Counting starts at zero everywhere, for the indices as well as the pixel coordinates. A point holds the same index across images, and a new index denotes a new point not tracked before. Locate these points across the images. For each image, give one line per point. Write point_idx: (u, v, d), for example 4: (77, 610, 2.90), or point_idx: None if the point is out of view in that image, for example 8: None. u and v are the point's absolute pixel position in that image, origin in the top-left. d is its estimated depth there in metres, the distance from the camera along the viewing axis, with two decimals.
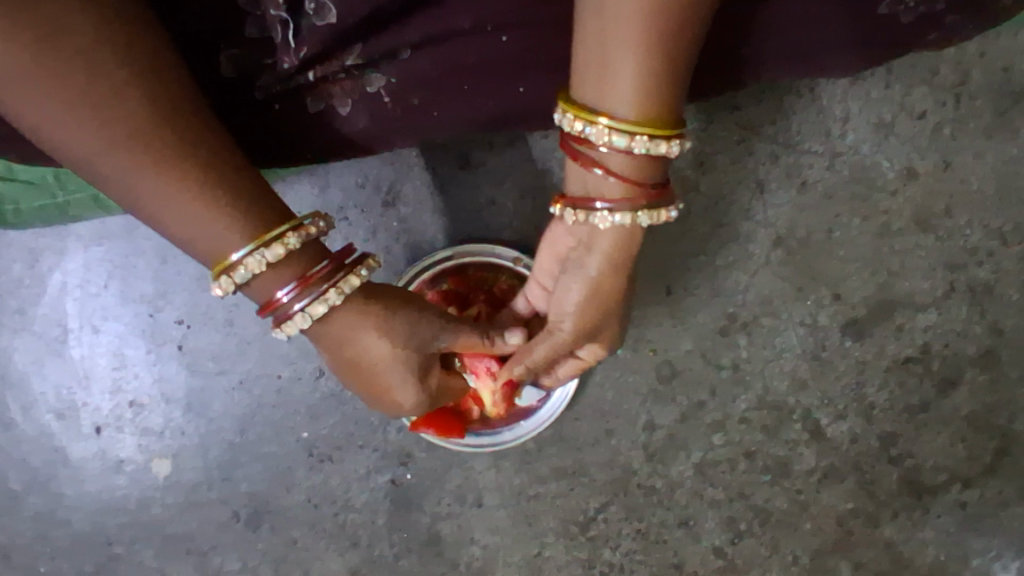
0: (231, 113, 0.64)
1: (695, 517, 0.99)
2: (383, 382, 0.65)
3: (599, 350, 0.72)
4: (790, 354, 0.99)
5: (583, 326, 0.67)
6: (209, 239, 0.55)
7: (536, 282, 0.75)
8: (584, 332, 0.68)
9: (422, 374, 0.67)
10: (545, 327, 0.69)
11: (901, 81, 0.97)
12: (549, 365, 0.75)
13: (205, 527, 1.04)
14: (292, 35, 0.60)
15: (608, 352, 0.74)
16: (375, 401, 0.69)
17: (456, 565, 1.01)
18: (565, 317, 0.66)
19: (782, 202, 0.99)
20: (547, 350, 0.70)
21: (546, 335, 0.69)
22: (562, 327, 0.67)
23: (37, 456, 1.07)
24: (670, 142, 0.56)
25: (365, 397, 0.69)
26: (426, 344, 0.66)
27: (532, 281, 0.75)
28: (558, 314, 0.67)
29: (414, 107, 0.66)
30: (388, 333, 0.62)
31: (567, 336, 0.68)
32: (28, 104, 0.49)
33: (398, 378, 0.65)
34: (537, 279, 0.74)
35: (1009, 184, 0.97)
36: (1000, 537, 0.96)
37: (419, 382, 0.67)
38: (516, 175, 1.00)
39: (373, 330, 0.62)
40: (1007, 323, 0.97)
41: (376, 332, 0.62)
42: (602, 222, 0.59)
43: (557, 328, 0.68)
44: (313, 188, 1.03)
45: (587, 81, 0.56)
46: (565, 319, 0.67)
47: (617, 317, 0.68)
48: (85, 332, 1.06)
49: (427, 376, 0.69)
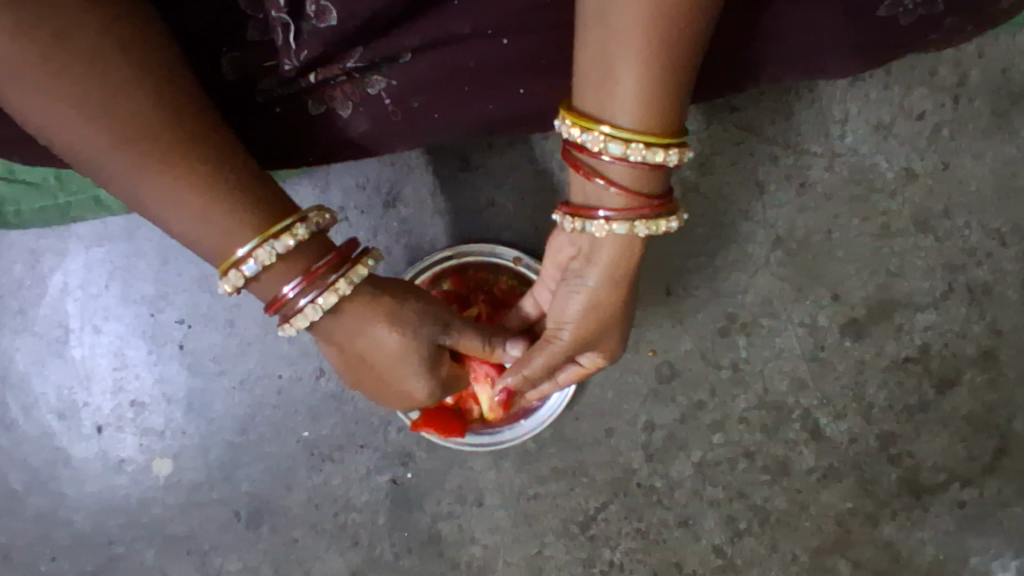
0: (233, 114, 0.65)
1: (694, 516, 0.99)
2: (394, 374, 0.66)
3: (599, 359, 0.72)
4: (789, 354, 1.00)
5: (583, 336, 0.67)
6: (214, 236, 0.56)
7: (542, 284, 0.74)
8: (583, 342, 0.69)
9: (434, 363, 0.68)
10: (544, 337, 0.69)
11: (900, 82, 0.98)
12: (550, 373, 0.75)
13: (205, 527, 1.04)
14: (294, 37, 0.59)
15: (608, 360, 0.74)
16: (382, 395, 0.70)
17: (456, 565, 1.01)
18: (564, 326, 0.67)
19: (781, 203, 1.00)
20: (547, 359, 0.71)
21: (544, 346, 0.70)
22: (560, 338, 0.68)
23: (38, 456, 1.07)
24: (667, 151, 0.56)
25: (374, 392, 0.70)
26: (436, 336, 0.67)
27: (539, 284, 0.75)
28: (557, 325, 0.67)
29: (416, 110, 0.67)
30: (399, 322, 0.63)
31: (566, 346, 0.68)
32: (33, 105, 0.49)
33: (406, 369, 0.66)
34: (543, 282, 0.74)
35: (1008, 185, 0.97)
36: (998, 536, 0.97)
37: (431, 372, 0.67)
38: (516, 176, 1.01)
39: (383, 320, 0.62)
40: (1006, 323, 0.98)
41: (386, 323, 0.62)
42: (600, 231, 0.59)
43: (554, 339, 0.68)
44: (314, 189, 1.03)
45: (587, 88, 0.56)
46: (563, 329, 0.67)
47: (617, 329, 0.68)
48: (87, 333, 1.06)
49: (439, 363, 0.69)
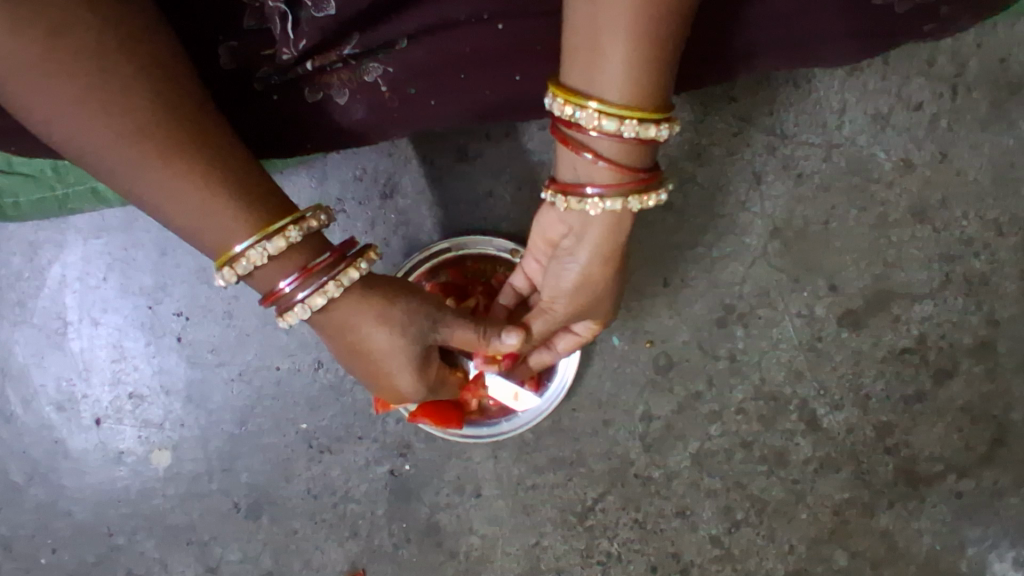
0: (230, 102, 0.64)
1: (692, 506, 1.00)
2: (382, 368, 0.66)
3: (594, 325, 0.75)
4: (788, 345, 1.00)
5: (577, 305, 0.69)
6: (213, 230, 0.56)
7: (532, 255, 0.73)
8: (578, 312, 0.71)
9: (424, 361, 0.67)
10: (541, 305, 0.72)
11: (897, 72, 0.97)
12: (546, 339, 0.78)
13: (205, 517, 1.05)
14: (292, 26, 0.60)
15: (606, 325, 0.76)
16: (374, 387, 0.70)
17: (455, 556, 1.02)
18: (558, 299, 0.69)
19: (779, 193, 1.00)
20: (543, 327, 0.73)
21: (540, 314, 0.72)
22: (555, 308, 0.70)
23: (38, 447, 1.07)
24: (659, 126, 0.56)
25: (363, 381, 0.70)
26: (424, 335, 0.66)
27: (526, 256, 0.74)
28: (551, 296, 0.69)
29: (411, 96, 0.66)
30: (388, 322, 0.63)
31: (562, 314, 0.71)
32: (37, 103, 0.49)
33: (397, 364, 0.66)
34: (532, 254, 0.73)
35: (1006, 176, 0.97)
36: (994, 526, 0.97)
37: (419, 371, 0.68)
38: (514, 167, 1.01)
39: (372, 321, 0.62)
40: (1004, 314, 0.98)
41: (377, 323, 0.62)
42: (593, 208, 0.60)
43: (551, 307, 0.71)
44: (311, 180, 1.03)
45: (577, 65, 0.56)
46: (558, 301, 0.69)
47: (612, 296, 0.69)
48: (85, 325, 1.06)
49: (427, 368, 0.69)
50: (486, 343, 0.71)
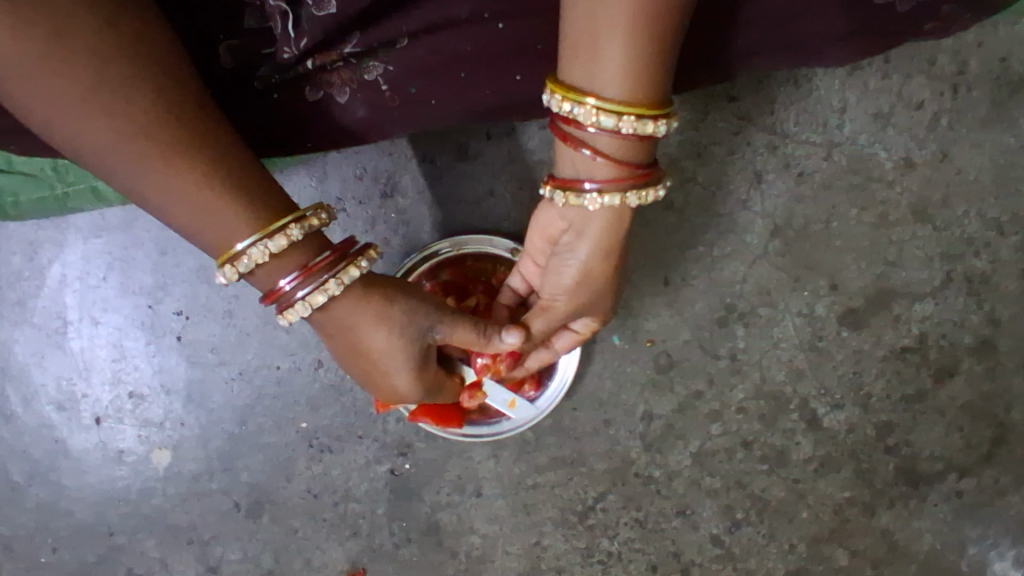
0: (231, 101, 0.64)
1: (693, 505, 1.00)
2: (380, 368, 0.65)
3: (593, 322, 0.74)
4: (789, 344, 1.00)
5: (577, 302, 0.69)
6: (214, 228, 0.56)
7: (529, 256, 0.73)
8: (578, 309, 0.70)
9: (421, 362, 0.67)
10: (541, 302, 0.71)
11: (899, 71, 0.97)
12: (544, 337, 0.77)
13: (205, 517, 1.05)
14: (292, 25, 0.60)
15: (604, 323, 0.76)
16: (372, 387, 0.69)
17: (456, 555, 1.02)
18: (558, 296, 0.69)
19: (780, 192, 1.00)
20: (544, 325, 0.73)
21: (541, 312, 0.72)
22: (556, 305, 0.70)
23: (38, 447, 1.07)
24: (657, 122, 0.56)
25: (362, 382, 0.70)
26: (423, 335, 0.66)
27: (525, 257, 0.74)
28: (551, 293, 0.69)
29: (412, 95, 0.66)
30: (386, 322, 0.63)
31: (562, 312, 0.71)
32: (39, 103, 0.49)
33: (395, 364, 0.65)
34: (529, 255, 0.73)
35: (1006, 175, 0.97)
36: (995, 526, 0.97)
37: (417, 372, 0.68)
38: (514, 166, 1.01)
39: (370, 322, 0.62)
40: (1005, 313, 0.98)
41: (375, 322, 0.62)
42: (592, 204, 0.59)
43: (552, 305, 0.70)
44: (311, 179, 1.03)
45: (576, 61, 0.56)
46: (558, 298, 0.69)
47: (611, 291, 0.69)
48: (86, 324, 1.06)
49: (426, 368, 0.69)
50: (486, 342, 0.71)
